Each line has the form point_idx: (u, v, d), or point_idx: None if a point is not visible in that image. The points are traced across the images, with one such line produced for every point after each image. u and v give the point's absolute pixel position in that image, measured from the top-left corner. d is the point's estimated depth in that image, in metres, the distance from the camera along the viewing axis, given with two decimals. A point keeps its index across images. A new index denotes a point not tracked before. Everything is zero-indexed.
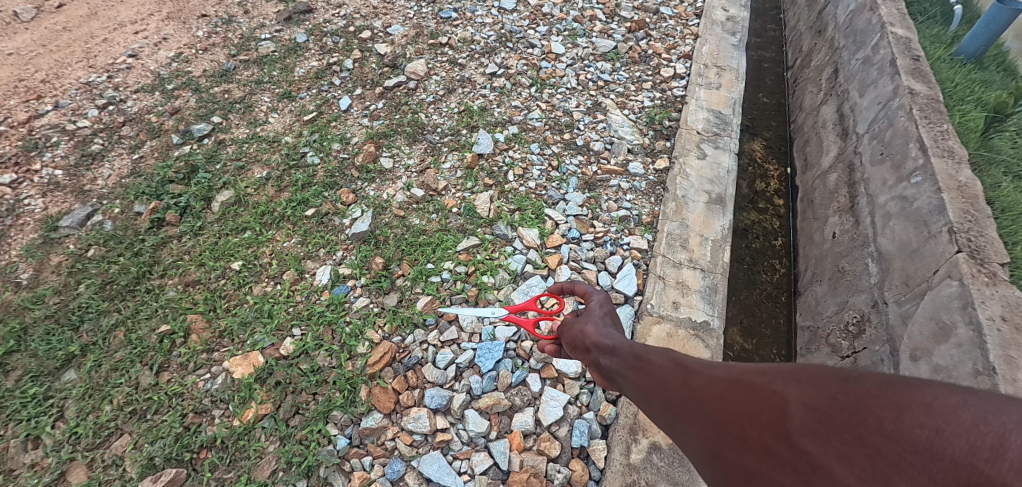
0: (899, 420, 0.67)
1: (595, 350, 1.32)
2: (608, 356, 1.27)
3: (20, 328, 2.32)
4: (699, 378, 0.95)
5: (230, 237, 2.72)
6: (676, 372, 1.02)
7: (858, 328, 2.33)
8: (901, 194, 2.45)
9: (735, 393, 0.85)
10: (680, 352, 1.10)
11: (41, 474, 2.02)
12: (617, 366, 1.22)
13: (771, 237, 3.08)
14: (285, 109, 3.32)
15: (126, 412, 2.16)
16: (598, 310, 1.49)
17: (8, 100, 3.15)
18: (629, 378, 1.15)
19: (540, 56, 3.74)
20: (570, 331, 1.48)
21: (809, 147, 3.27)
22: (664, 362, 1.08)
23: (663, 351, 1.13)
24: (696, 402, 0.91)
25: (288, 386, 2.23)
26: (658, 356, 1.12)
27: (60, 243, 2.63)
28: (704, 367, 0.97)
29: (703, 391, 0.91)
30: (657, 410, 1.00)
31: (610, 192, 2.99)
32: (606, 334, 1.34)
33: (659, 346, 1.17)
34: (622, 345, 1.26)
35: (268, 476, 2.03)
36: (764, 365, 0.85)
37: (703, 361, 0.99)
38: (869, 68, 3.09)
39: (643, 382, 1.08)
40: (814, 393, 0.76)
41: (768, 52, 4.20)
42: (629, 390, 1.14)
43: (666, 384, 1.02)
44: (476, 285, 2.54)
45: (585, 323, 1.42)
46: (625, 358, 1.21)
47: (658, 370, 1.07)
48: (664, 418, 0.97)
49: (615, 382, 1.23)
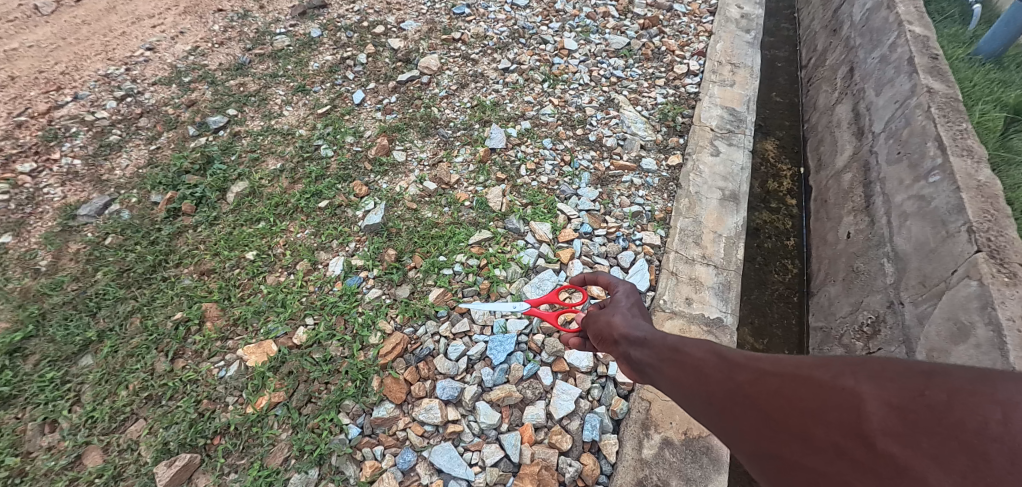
0: (1006, 422, 0.63)
1: (625, 343, 1.32)
2: (639, 348, 1.26)
3: (39, 313, 2.36)
4: (746, 372, 0.91)
5: (244, 227, 2.75)
6: (719, 365, 0.99)
7: (873, 328, 2.31)
8: (917, 194, 2.43)
9: (796, 390, 0.80)
10: (719, 345, 1.07)
11: (58, 456, 2.05)
12: (650, 359, 1.21)
13: (783, 237, 3.06)
14: (299, 102, 3.34)
15: (141, 397, 2.19)
16: (624, 300, 1.50)
17: (28, 91, 3.20)
18: (664, 372, 1.13)
19: (553, 52, 3.73)
20: (596, 324, 1.48)
21: (823, 147, 3.24)
22: (702, 355, 1.06)
23: (698, 343, 1.11)
24: (745, 397, 0.87)
25: (301, 374, 2.25)
26: (694, 349, 1.10)
27: (79, 231, 2.67)
28: (751, 360, 0.93)
29: (755, 387, 0.87)
30: (699, 405, 0.97)
31: (622, 188, 2.98)
32: (633, 326, 1.35)
33: (693, 339, 1.15)
34: (653, 338, 1.25)
35: (280, 463, 2.05)
36: (825, 358, 0.81)
37: (747, 353, 0.96)
38: (886, 66, 3.06)
39: (682, 377, 1.06)
40: (892, 390, 0.71)
41: (781, 51, 4.17)
42: (664, 384, 1.12)
43: (708, 378, 0.98)
44: (488, 278, 2.55)
45: (611, 315, 1.43)
46: (658, 351, 1.20)
47: (697, 364, 1.04)
48: (710, 415, 0.93)
49: (647, 374, 1.22)
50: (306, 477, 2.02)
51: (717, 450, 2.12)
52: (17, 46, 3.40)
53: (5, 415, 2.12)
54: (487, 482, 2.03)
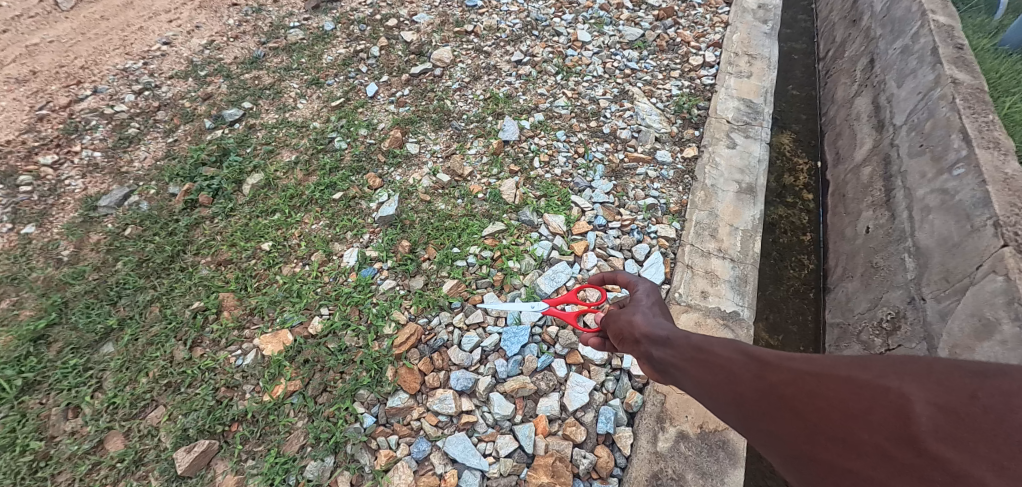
0: None
1: (646, 341, 1.31)
2: (661, 347, 1.26)
3: (61, 302, 2.41)
4: (778, 371, 0.92)
5: (260, 218, 2.77)
6: (748, 364, 0.99)
7: (893, 324, 2.28)
8: (941, 187, 2.38)
9: (836, 391, 0.81)
10: (744, 343, 1.07)
11: (81, 441, 2.10)
12: (673, 358, 1.20)
13: (799, 232, 3.02)
14: (313, 95, 3.36)
15: (161, 384, 2.24)
16: (645, 300, 1.50)
17: (49, 85, 3.25)
18: (688, 371, 1.14)
19: (566, 44, 3.70)
20: (616, 323, 1.48)
21: (841, 141, 3.19)
22: (729, 354, 1.06)
23: (722, 341, 1.11)
24: (780, 399, 0.88)
25: (317, 364, 2.28)
26: (719, 347, 1.10)
27: (99, 222, 2.72)
28: (781, 359, 0.93)
29: (790, 386, 0.88)
30: (729, 406, 0.97)
31: (637, 180, 2.96)
32: (654, 324, 1.34)
33: (716, 336, 1.15)
34: (676, 336, 1.24)
35: (296, 451, 2.09)
36: (863, 357, 0.82)
37: (776, 351, 0.96)
38: (908, 57, 3.00)
39: (709, 377, 1.06)
40: (939, 392, 0.73)
41: (799, 43, 4.09)
42: (689, 384, 1.12)
43: (737, 377, 0.99)
44: (501, 270, 2.56)
45: (632, 314, 1.43)
46: (681, 350, 1.19)
47: (723, 363, 1.05)
48: (741, 415, 0.95)
49: (669, 374, 1.21)
50: (322, 465, 2.05)
51: (732, 444, 2.11)
52: (38, 41, 3.45)
53: (30, 400, 2.17)
54: (501, 472, 2.04)
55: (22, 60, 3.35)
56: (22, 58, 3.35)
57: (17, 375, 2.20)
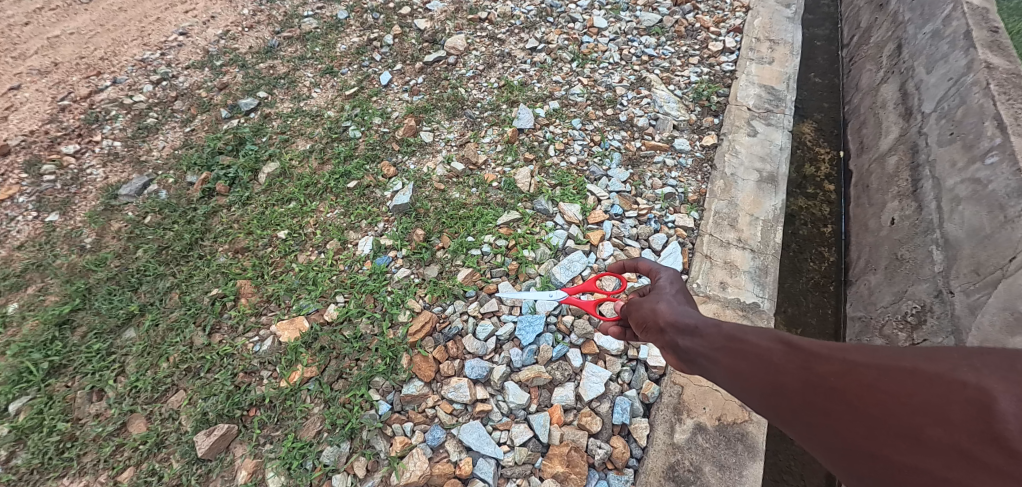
0: None
1: (672, 330, 1.30)
2: (689, 337, 1.25)
3: (85, 288, 2.45)
4: (827, 362, 0.90)
5: (276, 207, 2.79)
6: (790, 355, 0.98)
7: (918, 318, 2.23)
8: (973, 177, 2.31)
9: (902, 384, 0.79)
10: (782, 333, 1.06)
11: (105, 423, 2.15)
12: (703, 348, 1.19)
13: (820, 223, 2.96)
14: (328, 84, 3.36)
15: (181, 369, 2.28)
16: (670, 287, 1.49)
17: (70, 76, 3.29)
18: (719, 361, 1.13)
19: (582, 30, 3.64)
20: (638, 311, 1.47)
21: (866, 129, 3.10)
22: (766, 343, 1.04)
23: (757, 331, 1.10)
24: (832, 391, 0.86)
25: (332, 351, 2.30)
26: (755, 337, 1.08)
27: (120, 210, 2.76)
28: (831, 349, 0.92)
29: (845, 378, 0.86)
30: (771, 397, 0.96)
31: (654, 169, 2.92)
32: (680, 313, 1.33)
33: (748, 326, 1.14)
34: (705, 325, 1.23)
35: (313, 436, 2.11)
36: (934, 350, 0.81)
37: (822, 341, 0.95)
38: (938, 42, 2.90)
39: (746, 368, 1.04)
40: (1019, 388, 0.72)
41: (822, 28, 3.98)
42: (721, 375, 1.11)
43: (780, 368, 0.97)
44: (516, 259, 2.55)
45: (656, 302, 1.42)
46: (711, 340, 1.18)
47: (761, 353, 1.03)
48: (785, 407, 0.93)
49: (698, 364, 1.21)
50: (337, 451, 2.07)
51: (751, 437, 2.09)
52: (59, 33, 3.49)
53: (56, 383, 2.22)
54: (516, 461, 2.05)
55: (44, 52, 3.39)
56: (44, 50, 3.40)
57: (44, 358, 2.26)
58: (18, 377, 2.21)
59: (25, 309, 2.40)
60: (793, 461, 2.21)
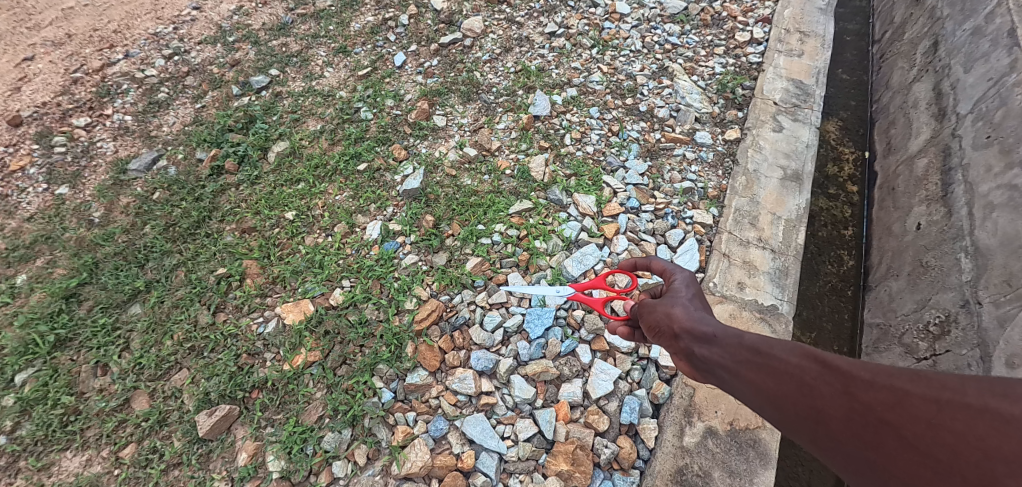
0: None
1: (688, 338, 1.27)
2: (706, 346, 1.22)
3: (92, 262, 2.43)
4: (877, 392, 0.91)
5: (285, 187, 2.74)
6: (826, 377, 0.98)
7: (941, 328, 2.15)
8: (1009, 183, 2.22)
9: (974, 426, 0.81)
10: (809, 347, 1.06)
11: (109, 398, 2.13)
12: (722, 359, 1.17)
13: (841, 225, 2.86)
14: (341, 63, 3.29)
15: (185, 348, 2.25)
16: (685, 290, 1.44)
17: (83, 49, 3.25)
18: (742, 374, 1.11)
19: (603, 16, 3.53)
20: (651, 315, 1.43)
21: (894, 130, 2.98)
22: (796, 360, 1.03)
23: (782, 343, 1.09)
24: (883, 424, 0.88)
25: (336, 336, 2.26)
26: (781, 351, 1.07)
27: (129, 185, 2.73)
28: (875, 374, 0.92)
29: (901, 413, 0.87)
30: (811, 424, 0.96)
31: (673, 162, 2.84)
32: (697, 319, 1.29)
33: (771, 337, 1.12)
34: (723, 335, 1.20)
35: (315, 421, 2.08)
36: (1005, 385, 0.82)
37: (864, 365, 0.95)
38: (980, 39, 2.78)
39: (778, 390, 1.03)
40: None
41: (854, 23, 3.79)
42: (745, 390, 1.09)
43: (817, 391, 0.97)
44: (527, 250, 2.49)
45: (670, 306, 1.38)
46: (732, 351, 1.16)
47: (793, 372, 1.02)
48: (827, 438, 0.94)
49: (717, 376, 1.18)
50: (339, 437, 2.03)
51: (764, 444, 2.03)
52: (73, 5, 3.45)
53: (61, 356, 2.21)
54: (519, 456, 2.01)
55: (59, 23, 3.35)
56: (59, 22, 3.35)
57: (50, 331, 2.25)
58: (24, 348, 2.20)
59: (33, 281, 2.38)
60: (800, 467, 2.15)
